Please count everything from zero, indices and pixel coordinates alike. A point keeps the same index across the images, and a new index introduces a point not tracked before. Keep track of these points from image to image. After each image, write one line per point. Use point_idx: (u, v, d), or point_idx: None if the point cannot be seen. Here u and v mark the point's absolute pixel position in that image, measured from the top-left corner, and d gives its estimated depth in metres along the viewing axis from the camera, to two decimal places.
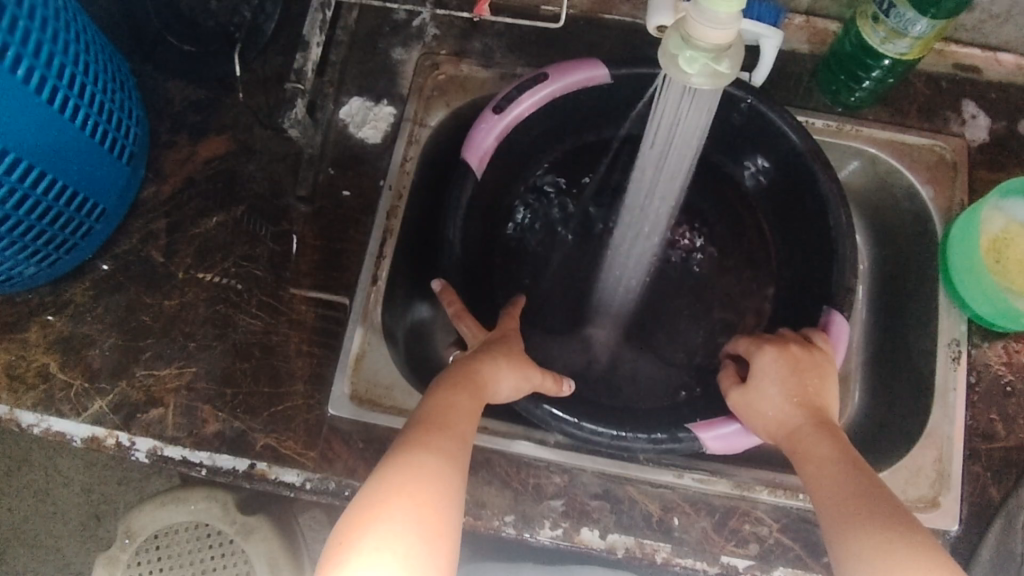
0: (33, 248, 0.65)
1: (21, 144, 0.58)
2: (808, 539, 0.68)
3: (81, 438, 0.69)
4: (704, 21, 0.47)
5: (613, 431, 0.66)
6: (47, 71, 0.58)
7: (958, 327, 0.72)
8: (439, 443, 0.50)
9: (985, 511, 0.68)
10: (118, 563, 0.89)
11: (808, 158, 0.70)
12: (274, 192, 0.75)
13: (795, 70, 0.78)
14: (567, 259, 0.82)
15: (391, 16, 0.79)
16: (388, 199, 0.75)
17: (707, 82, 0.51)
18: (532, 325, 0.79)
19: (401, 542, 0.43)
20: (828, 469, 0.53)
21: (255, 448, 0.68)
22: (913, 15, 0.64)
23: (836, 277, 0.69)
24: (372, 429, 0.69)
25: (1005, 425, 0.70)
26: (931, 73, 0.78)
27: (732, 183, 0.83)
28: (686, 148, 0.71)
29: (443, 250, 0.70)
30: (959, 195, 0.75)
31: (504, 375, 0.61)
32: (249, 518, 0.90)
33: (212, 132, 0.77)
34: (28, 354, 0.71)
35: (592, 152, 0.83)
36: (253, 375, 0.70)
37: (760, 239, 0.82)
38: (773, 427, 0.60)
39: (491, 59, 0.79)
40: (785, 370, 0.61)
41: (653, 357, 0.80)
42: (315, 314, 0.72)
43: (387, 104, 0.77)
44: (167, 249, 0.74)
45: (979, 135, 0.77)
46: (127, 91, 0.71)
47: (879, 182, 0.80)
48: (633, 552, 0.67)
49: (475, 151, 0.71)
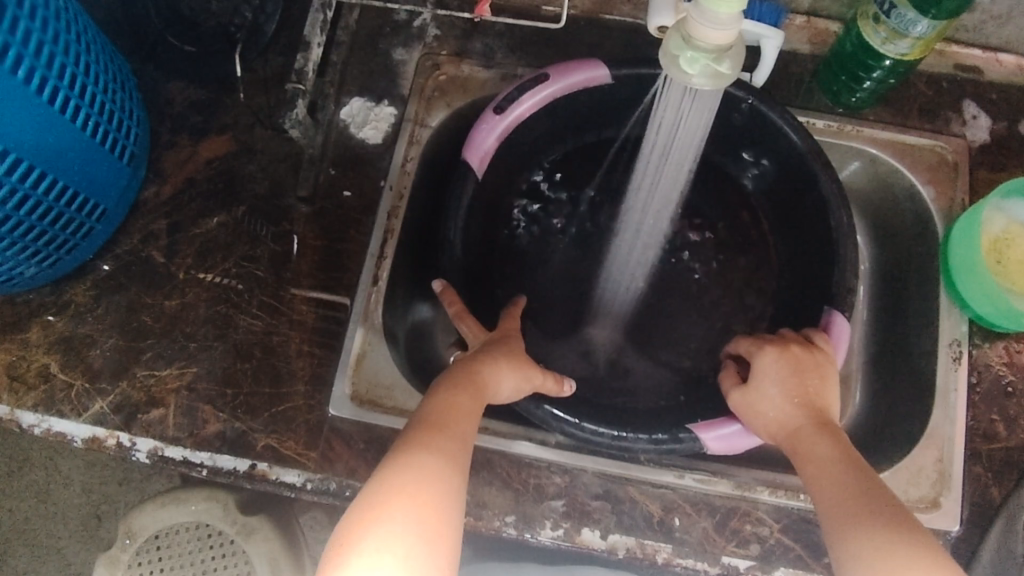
0: (34, 249, 0.65)
1: (22, 144, 0.58)
2: (809, 540, 0.68)
3: (82, 439, 0.69)
4: (705, 22, 0.47)
5: (614, 431, 0.66)
6: (48, 72, 0.58)
7: (959, 328, 0.71)
8: (440, 444, 0.50)
9: (986, 512, 0.68)
10: (119, 564, 0.89)
11: (809, 158, 0.70)
12: (275, 193, 0.75)
13: (796, 70, 0.78)
14: (568, 259, 0.82)
15: (392, 17, 0.79)
16: (389, 199, 0.75)
17: (708, 83, 0.51)
18: (533, 326, 0.79)
19: (401, 542, 0.43)
20: (829, 470, 0.53)
21: (256, 448, 0.68)
22: (915, 15, 0.64)
23: (837, 278, 0.69)
24: (373, 429, 0.69)
25: (1006, 426, 0.70)
26: (931, 73, 0.78)
27: (733, 183, 0.83)
28: (687, 148, 0.71)
29: (443, 250, 0.70)
30: (960, 195, 0.75)
31: (504, 375, 0.61)
32: (250, 518, 0.90)
33: (213, 132, 0.78)
34: (29, 355, 0.71)
35: (592, 152, 0.83)
36: (254, 375, 0.70)
37: (761, 239, 0.82)
38: (774, 428, 0.60)
39: (492, 59, 0.79)
40: (786, 370, 0.61)
41: (654, 357, 0.80)
42: (315, 315, 0.72)
43: (388, 105, 0.77)
44: (168, 249, 0.74)
45: (980, 135, 0.77)
46: (128, 91, 0.71)
47: (880, 182, 0.80)
48: (634, 553, 0.67)
49: (475, 152, 0.71)
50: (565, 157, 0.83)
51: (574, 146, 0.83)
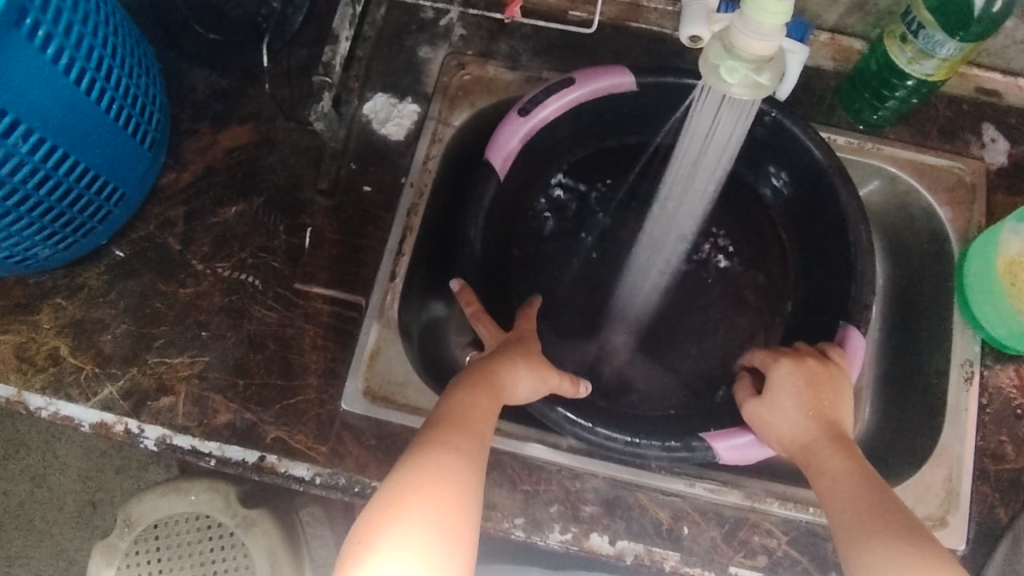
0: (50, 230, 0.65)
1: (46, 123, 0.58)
2: (817, 553, 0.68)
3: (90, 423, 0.68)
4: (748, 32, 0.47)
5: (627, 437, 0.66)
6: (76, 52, 0.58)
7: (971, 349, 0.72)
8: (458, 443, 0.50)
9: (991, 533, 0.68)
10: (116, 551, 0.88)
11: (830, 173, 0.70)
12: (294, 184, 0.75)
13: (819, 87, 0.79)
14: (585, 264, 0.82)
15: (419, 14, 0.79)
16: (409, 196, 0.74)
17: (747, 92, 0.51)
18: (546, 328, 0.80)
19: (420, 542, 0.43)
20: (844, 483, 0.53)
21: (266, 440, 0.68)
22: (943, 36, 0.64)
23: (853, 293, 0.69)
24: (385, 425, 0.69)
25: (1014, 448, 0.70)
26: (953, 95, 0.79)
27: (751, 195, 0.83)
28: (716, 161, 0.71)
29: (462, 250, 0.69)
30: (977, 217, 0.76)
31: (522, 377, 0.61)
32: (251, 511, 0.89)
33: (235, 121, 0.77)
34: (39, 337, 0.70)
35: (612, 159, 0.83)
36: (266, 367, 0.70)
37: (778, 253, 0.83)
38: (788, 440, 0.60)
39: (517, 61, 0.79)
40: (801, 383, 0.62)
41: (664, 365, 0.80)
42: (331, 310, 0.72)
43: (411, 102, 0.77)
44: (184, 236, 0.74)
45: (998, 158, 0.77)
46: (151, 76, 0.71)
47: (898, 201, 0.80)
48: (642, 560, 0.67)
49: (499, 152, 0.71)
50: (586, 161, 0.83)
51: (595, 151, 0.83)
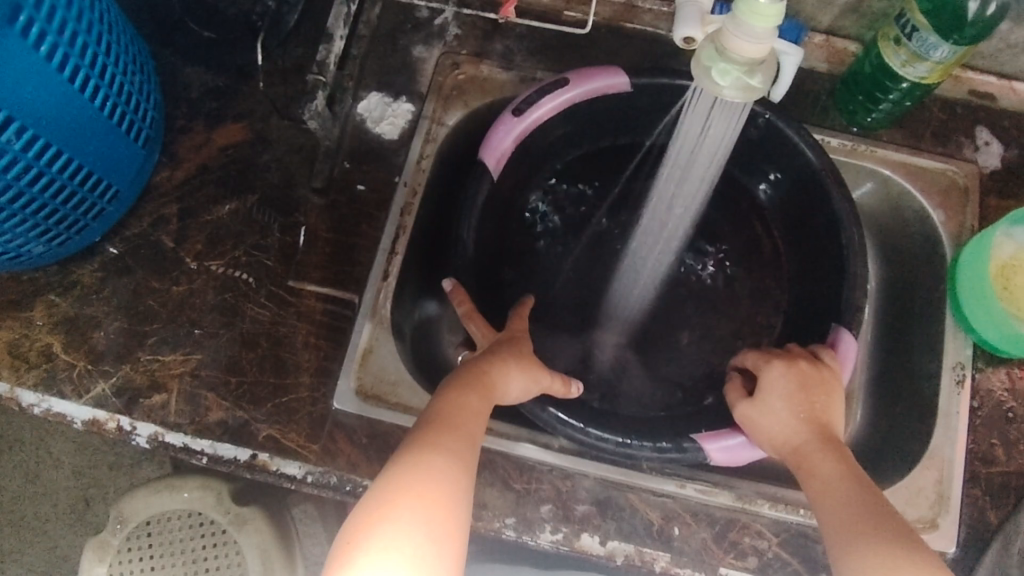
0: (43, 227, 0.65)
1: (39, 121, 0.57)
2: (807, 555, 0.68)
3: (82, 421, 0.68)
4: (741, 34, 0.47)
5: (618, 438, 0.66)
6: (71, 49, 0.58)
7: (963, 351, 0.72)
8: (449, 444, 0.50)
9: (982, 535, 0.68)
10: (109, 548, 0.88)
11: (823, 175, 0.70)
12: (287, 182, 0.75)
13: (813, 88, 0.79)
14: (578, 264, 0.82)
15: (413, 14, 0.79)
16: (403, 195, 0.74)
17: (738, 95, 0.51)
18: (539, 328, 0.80)
19: (410, 542, 0.43)
20: (836, 486, 0.53)
21: (258, 439, 0.68)
22: (936, 40, 0.64)
23: (846, 294, 0.69)
24: (377, 424, 0.69)
25: (1005, 451, 0.70)
26: (947, 98, 0.79)
27: (744, 196, 0.84)
28: (710, 160, 0.71)
29: (455, 250, 0.69)
30: (969, 220, 0.76)
31: (513, 377, 0.61)
32: (244, 509, 0.90)
33: (229, 119, 0.77)
34: (32, 333, 0.70)
35: (606, 159, 0.83)
36: (259, 365, 0.70)
37: (772, 253, 0.83)
38: (779, 443, 0.60)
39: (512, 61, 0.79)
40: (793, 386, 0.62)
41: (656, 366, 0.80)
42: (323, 308, 0.72)
43: (405, 101, 0.77)
44: (178, 234, 0.74)
45: (991, 162, 0.77)
46: (145, 74, 0.70)
47: (891, 204, 0.80)
48: (632, 560, 0.67)
49: (492, 151, 0.71)
50: (580, 161, 0.83)
51: (589, 151, 0.83)
